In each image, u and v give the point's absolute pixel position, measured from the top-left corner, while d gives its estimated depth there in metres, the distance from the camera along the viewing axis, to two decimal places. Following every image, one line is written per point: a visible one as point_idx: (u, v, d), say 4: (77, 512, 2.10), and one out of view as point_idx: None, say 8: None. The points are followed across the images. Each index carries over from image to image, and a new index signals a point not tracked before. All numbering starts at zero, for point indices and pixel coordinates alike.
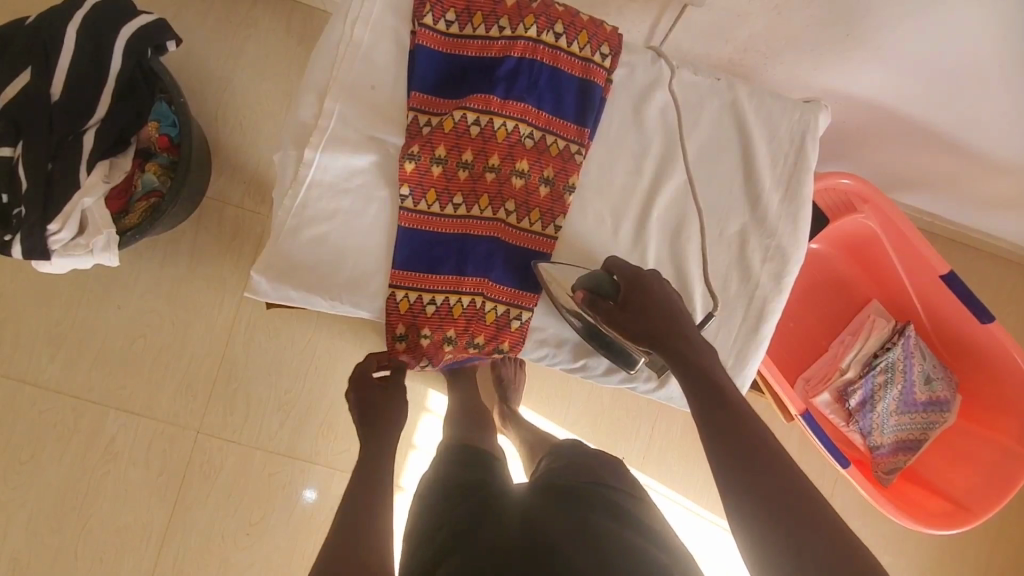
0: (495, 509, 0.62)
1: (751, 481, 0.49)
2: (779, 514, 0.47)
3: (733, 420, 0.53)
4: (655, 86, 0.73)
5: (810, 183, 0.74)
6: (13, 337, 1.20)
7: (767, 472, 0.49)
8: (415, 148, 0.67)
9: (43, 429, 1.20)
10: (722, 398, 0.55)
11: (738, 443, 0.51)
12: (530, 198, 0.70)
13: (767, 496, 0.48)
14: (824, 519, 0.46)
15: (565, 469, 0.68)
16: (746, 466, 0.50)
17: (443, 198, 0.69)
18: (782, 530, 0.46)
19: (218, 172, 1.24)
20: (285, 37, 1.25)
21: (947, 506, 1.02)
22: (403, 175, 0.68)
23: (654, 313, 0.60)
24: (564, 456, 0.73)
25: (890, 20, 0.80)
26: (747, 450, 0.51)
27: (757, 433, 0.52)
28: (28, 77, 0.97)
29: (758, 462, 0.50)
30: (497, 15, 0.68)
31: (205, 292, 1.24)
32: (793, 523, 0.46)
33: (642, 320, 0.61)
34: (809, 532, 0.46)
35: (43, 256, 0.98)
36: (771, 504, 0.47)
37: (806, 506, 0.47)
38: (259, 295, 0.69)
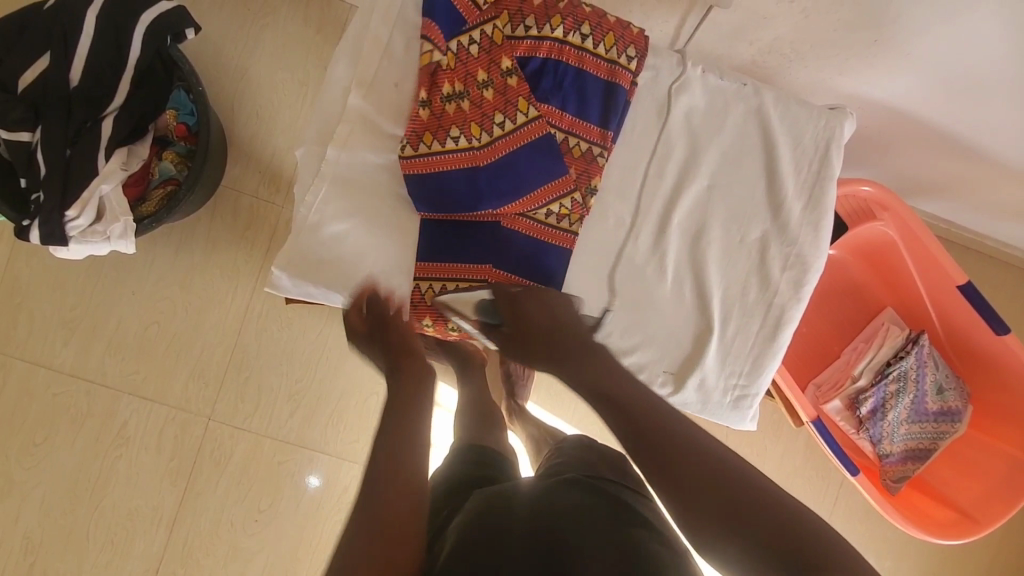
0: (498, 499, 0.62)
1: (691, 489, 0.55)
2: (724, 516, 0.53)
3: (670, 439, 0.58)
4: (680, 90, 0.71)
5: (833, 192, 0.73)
6: (29, 320, 1.21)
7: (706, 475, 0.55)
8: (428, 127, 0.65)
9: (57, 412, 1.21)
10: (643, 414, 0.61)
11: (667, 452, 0.57)
12: (531, 139, 0.66)
13: (707, 505, 0.54)
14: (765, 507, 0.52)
15: (565, 467, 0.68)
16: (682, 473, 0.56)
17: (439, 138, 0.65)
18: (734, 531, 0.52)
19: (234, 162, 1.24)
20: (303, 27, 1.24)
21: (953, 516, 1.02)
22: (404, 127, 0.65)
23: (538, 331, 0.67)
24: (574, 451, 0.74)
25: (919, 26, 0.79)
26: (679, 461, 0.56)
27: (686, 437, 0.58)
28: (46, 63, 0.98)
29: (693, 469, 0.56)
30: (523, 14, 0.65)
31: (218, 281, 1.24)
32: (743, 523, 0.52)
33: (532, 343, 0.68)
34: (755, 521, 0.52)
35: (61, 241, 0.99)
36: (727, 503, 0.53)
37: (745, 499, 0.53)
38: (279, 290, 0.69)
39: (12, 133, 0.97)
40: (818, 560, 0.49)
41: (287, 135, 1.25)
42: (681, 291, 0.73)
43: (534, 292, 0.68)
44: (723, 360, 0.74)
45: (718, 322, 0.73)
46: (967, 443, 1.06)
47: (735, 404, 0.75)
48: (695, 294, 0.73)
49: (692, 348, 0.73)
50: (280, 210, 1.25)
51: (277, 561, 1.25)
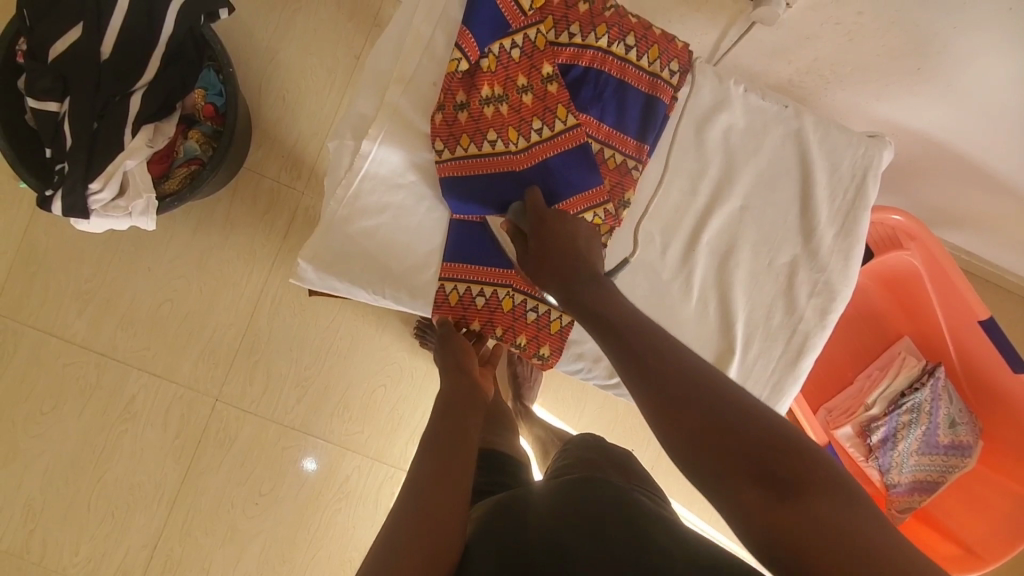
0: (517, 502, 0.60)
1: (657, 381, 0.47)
2: (693, 430, 0.45)
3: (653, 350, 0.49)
4: (721, 107, 0.70)
5: (866, 221, 0.72)
6: (44, 289, 1.21)
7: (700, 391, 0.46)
8: (460, 119, 0.65)
9: (66, 382, 1.22)
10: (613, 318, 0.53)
11: (640, 350, 0.49)
12: (568, 147, 0.65)
13: (678, 407, 0.46)
14: (748, 424, 0.44)
15: (575, 467, 0.68)
16: (648, 366, 0.49)
17: (476, 143, 0.65)
18: (700, 448, 0.44)
19: (257, 145, 1.23)
20: (336, 14, 1.23)
21: (957, 550, 1.02)
22: (435, 127, 0.65)
23: (547, 247, 0.60)
24: (581, 449, 0.74)
25: (967, 58, 0.77)
26: (650, 363, 0.48)
27: (667, 344, 0.50)
28: (78, 33, 0.96)
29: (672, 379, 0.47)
30: (569, 20, 0.64)
31: (234, 262, 1.24)
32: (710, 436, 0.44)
33: (541, 258, 0.60)
34: (721, 418, 0.44)
35: (82, 214, 0.98)
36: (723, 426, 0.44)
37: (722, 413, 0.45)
38: (303, 282, 0.69)
39: (40, 102, 0.97)
40: (791, 472, 0.42)
41: (313, 121, 1.25)
42: (705, 311, 0.72)
43: (564, 215, 0.62)
44: (743, 383, 0.73)
45: (740, 344, 0.73)
46: (978, 481, 1.04)
47: None
48: (720, 316, 0.72)
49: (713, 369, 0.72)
50: (301, 196, 1.25)
51: (275, 544, 1.25)
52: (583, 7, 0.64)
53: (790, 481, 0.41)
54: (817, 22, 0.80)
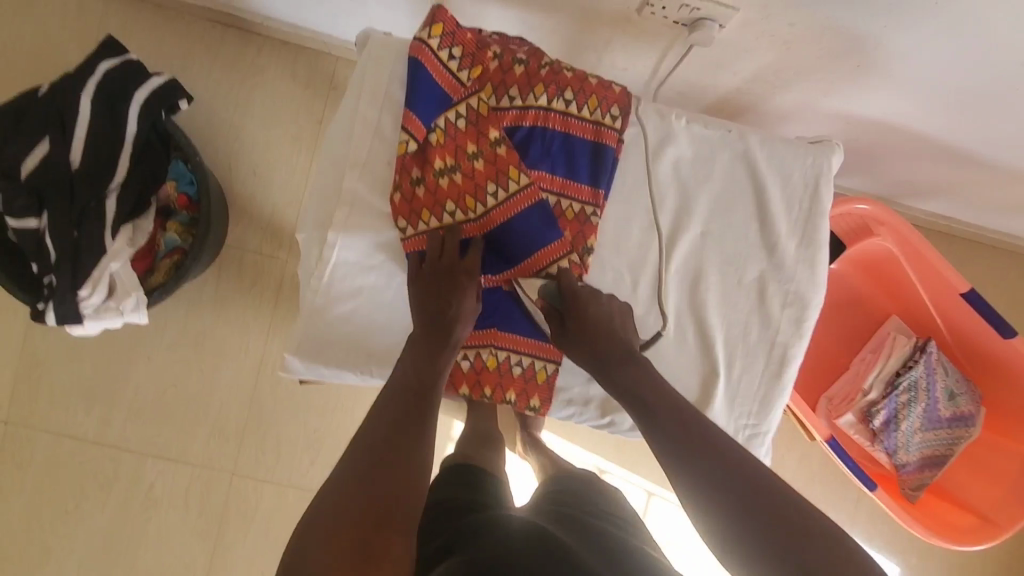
0: (492, 526, 0.63)
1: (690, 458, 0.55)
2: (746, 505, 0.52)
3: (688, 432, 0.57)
4: (666, 142, 0.72)
5: (826, 226, 0.73)
6: (50, 392, 1.24)
7: (732, 473, 0.53)
8: (420, 198, 0.67)
9: (85, 479, 1.24)
10: (672, 403, 0.60)
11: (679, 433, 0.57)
12: (526, 207, 0.67)
13: (714, 484, 0.53)
14: (797, 508, 0.51)
15: (566, 499, 0.72)
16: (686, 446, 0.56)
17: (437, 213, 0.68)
18: (737, 528, 0.51)
19: (236, 221, 1.26)
20: (292, 83, 1.26)
21: (975, 521, 1.02)
22: (395, 208, 0.67)
23: (594, 330, 0.65)
24: (564, 484, 0.76)
25: (902, 51, 0.79)
26: (693, 447, 0.56)
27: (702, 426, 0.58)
28: (47, 147, 1.00)
29: (732, 461, 0.54)
30: (507, 84, 0.67)
31: (230, 338, 1.27)
32: (761, 511, 0.51)
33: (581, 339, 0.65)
34: (746, 498, 0.52)
35: (76, 320, 1.01)
36: (748, 504, 0.52)
37: (775, 494, 0.52)
38: (293, 373, 0.72)
39: (20, 221, 0.99)
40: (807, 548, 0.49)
41: (286, 189, 1.27)
42: (684, 338, 0.74)
43: (598, 293, 0.68)
44: (732, 402, 0.74)
45: (723, 365, 0.74)
46: (988, 449, 1.06)
47: (747, 444, 0.75)
48: (699, 340, 0.74)
49: (701, 393, 0.73)
50: (285, 263, 1.27)
51: None
52: (519, 69, 0.67)
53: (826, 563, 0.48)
54: (752, 36, 0.82)
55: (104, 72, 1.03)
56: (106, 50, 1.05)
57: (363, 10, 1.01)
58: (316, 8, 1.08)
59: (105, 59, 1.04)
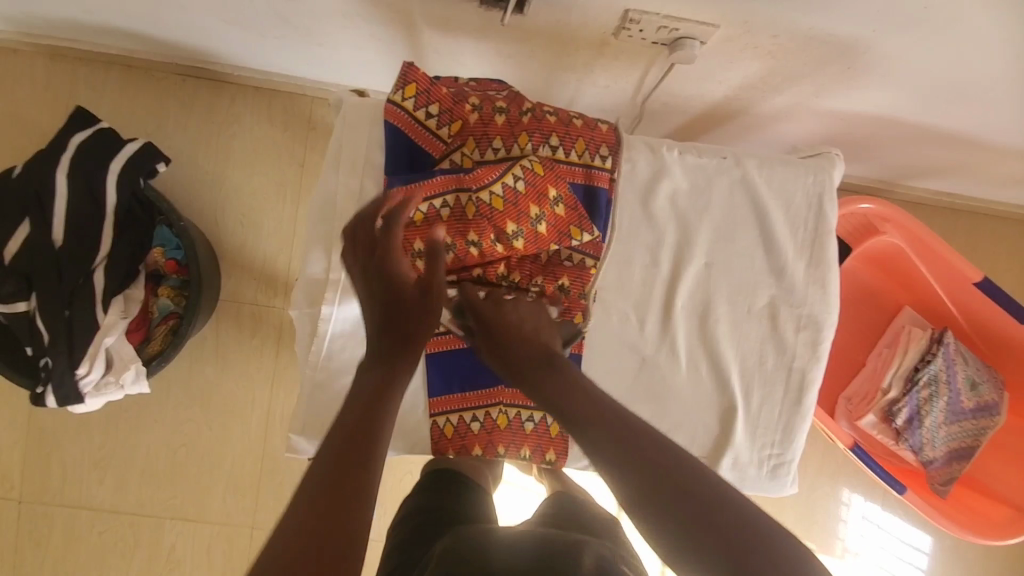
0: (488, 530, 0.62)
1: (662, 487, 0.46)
2: (682, 517, 0.45)
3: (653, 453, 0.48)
4: (660, 177, 0.70)
5: (833, 245, 0.72)
6: (61, 466, 1.23)
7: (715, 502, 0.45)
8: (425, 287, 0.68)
9: (107, 548, 1.24)
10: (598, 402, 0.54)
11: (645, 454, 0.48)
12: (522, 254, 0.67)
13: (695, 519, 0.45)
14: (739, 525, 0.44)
15: (566, 524, 0.70)
16: (655, 473, 0.47)
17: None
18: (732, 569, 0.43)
19: (228, 275, 1.24)
20: (269, 130, 1.23)
21: (1010, 513, 1.00)
22: None
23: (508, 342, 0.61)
24: (565, 508, 0.74)
25: (893, 52, 0.75)
26: (662, 473, 0.47)
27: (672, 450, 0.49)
28: (27, 229, 0.97)
29: (669, 469, 0.47)
30: (489, 136, 0.66)
31: (236, 393, 1.25)
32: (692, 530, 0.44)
33: (501, 352, 0.61)
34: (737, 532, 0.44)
35: (77, 400, 1.01)
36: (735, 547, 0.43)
37: (712, 506, 0.45)
38: (300, 452, 0.71)
39: (9, 305, 0.97)
40: None
41: (276, 237, 1.25)
42: (698, 373, 0.72)
43: (500, 302, 0.63)
44: (753, 432, 0.73)
45: (741, 398, 0.72)
46: (1016, 438, 1.03)
47: (773, 473, 0.74)
48: (713, 374, 0.72)
49: (721, 427, 0.72)
50: (282, 311, 1.25)
51: None
52: (500, 119, 0.66)
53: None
54: (734, 49, 0.80)
55: (78, 143, 1.01)
56: (79, 122, 1.04)
57: (335, 55, 0.99)
58: (287, 56, 1.05)
59: (78, 131, 1.03)
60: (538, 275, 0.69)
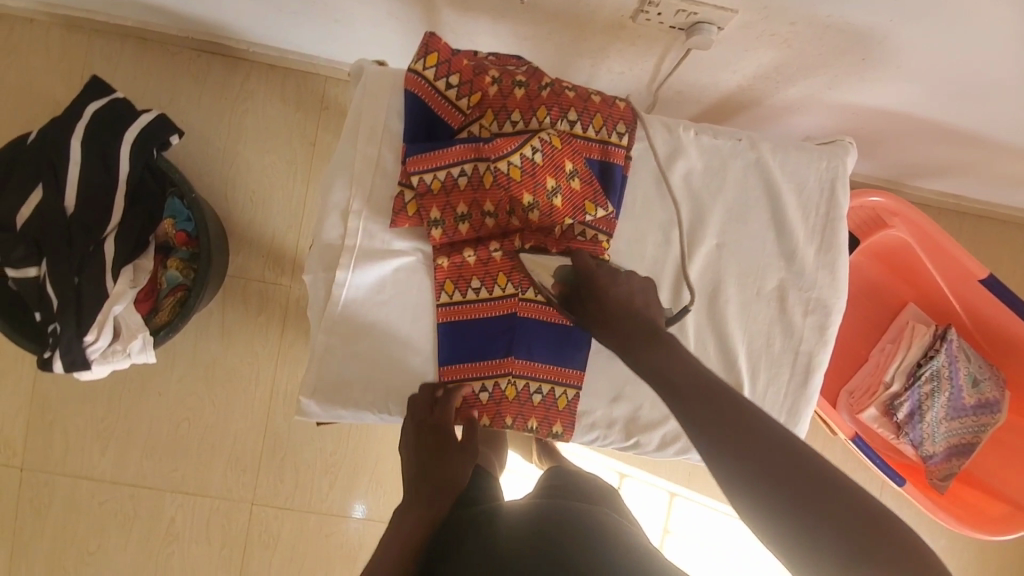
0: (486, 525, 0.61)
1: (728, 439, 0.49)
2: (749, 458, 0.48)
3: (719, 411, 0.51)
4: (676, 156, 0.72)
5: (844, 230, 0.74)
6: (64, 435, 1.24)
7: (776, 453, 0.47)
8: (443, 255, 0.71)
9: (107, 519, 1.24)
10: (709, 391, 0.53)
11: (715, 413, 0.51)
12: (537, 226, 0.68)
13: (758, 468, 0.47)
14: (866, 511, 0.44)
15: (566, 495, 0.68)
16: (719, 428, 0.50)
17: (460, 286, 0.71)
18: (793, 512, 0.45)
19: (237, 250, 1.25)
20: (282, 108, 1.24)
21: (1007, 509, 1.01)
22: (440, 273, 0.71)
23: (619, 309, 0.62)
24: (563, 479, 0.72)
25: (909, 44, 0.76)
26: (728, 426, 0.50)
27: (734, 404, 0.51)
28: (40, 195, 0.98)
29: (737, 422, 0.50)
30: (508, 109, 0.66)
31: (239, 369, 1.26)
32: (826, 517, 0.44)
33: (615, 315, 0.62)
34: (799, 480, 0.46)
35: (84, 365, 1.00)
36: (796, 493, 0.45)
37: (777, 455, 0.47)
38: (309, 415, 0.72)
39: (19, 270, 0.98)
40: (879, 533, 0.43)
41: (286, 215, 1.25)
42: (705, 352, 0.73)
43: (616, 271, 0.65)
44: None
45: (748, 378, 0.73)
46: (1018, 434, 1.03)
47: None
48: (721, 355, 0.73)
49: None
50: (289, 288, 1.26)
51: None
52: (519, 92, 0.66)
53: (837, 517, 0.44)
54: (751, 36, 0.80)
55: (93, 112, 1.01)
56: (94, 91, 1.04)
57: (352, 33, 0.99)
58: (304, 34, 1.06)
59: (93, 100, 1.03)
60: (553, 248, 0.69)
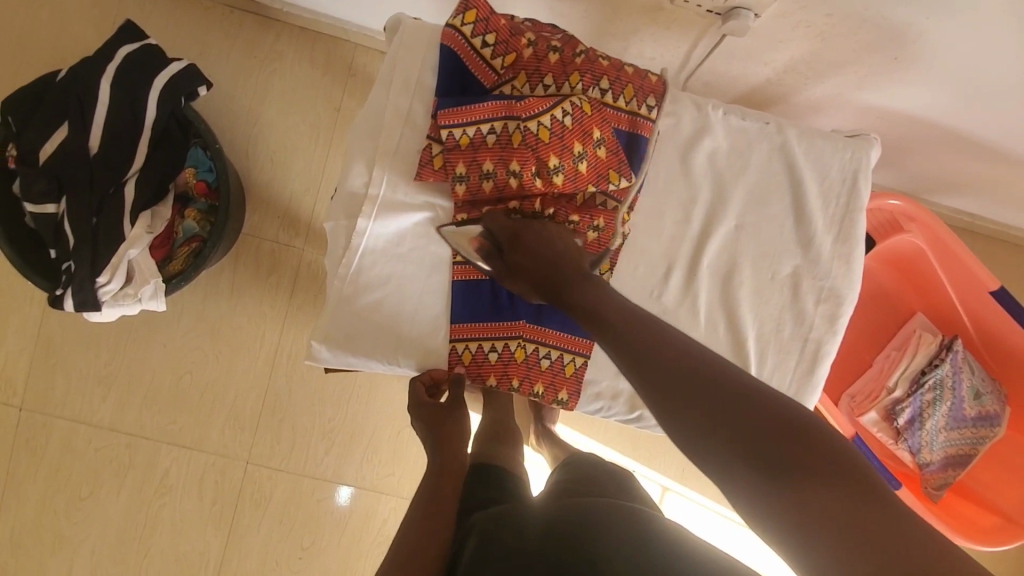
0: (509, 523, 0.62)
1: (682, 392, 0.48)
2: (703, 410, 0.46)
3: (671, 364, 0.50)
4: (703, 134, 0.76)
5: (861, 222, 0.78)
6: (66, 378, 1.24)
7: (734, 402, 0.46)
8: (464, 211, 0.71)
9: (101, 465, 1.25)
10: (657, 339, 0.52)
11: (668, 366, 0.49)
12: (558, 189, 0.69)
13: (711, 419, 0.45)
14: (840, 465, 0.42)
15: (584, 485, 0.71)
16: (672, 381, 0.49)
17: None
18: (756, 459, 0.43)
19: (253, 209, 1.25)
20: (310, 70, 1.25)
21: (999, 522, 1.02)
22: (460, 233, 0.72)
23: (536, 265, 0.64)
24: (581, 471, 0.74)
25: (942, 44, 0.77)
26: (681, 378, 0.48)
27: (685, 352, 0.50)
28: (66, 132, 0.98)
29: (690, 372, 0.48)
30: (541, 73, 0.70)
31: (245, 328, 1.26)
32: (796, 474, 0.42)
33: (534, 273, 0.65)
34: (758, 429, 0.44)
35: (94, 307, 1.00)
36: (756, 444, 0.44)
37: (735, 402, 0.46)
38: (319, 360, 0.74)
39: (37, 206, 0.98)
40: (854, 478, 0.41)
41: (304, 178, 1.26)
42: (716, 331, 0.78)
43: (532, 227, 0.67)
44: None
45: (756, 357, 0.78)
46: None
47: None
48: (729, 333, 0.78)
49: None
50: (301, 252, 1.26)
51: None
52: (554, 57, 0.70)
53: (801, 463, 0.42)
54: (786, 27, 0.81)
55: (125, 54, 1.02)
56: (127, 35, 1.05)
57: None
58: None
59: (126, 43, 1.04)
60: (574, 214, 0.72)
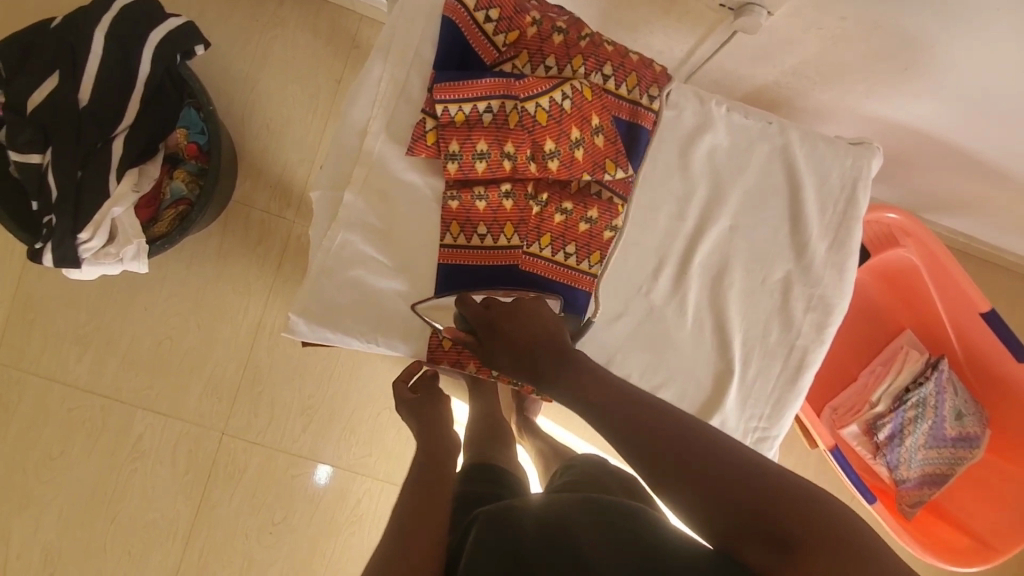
0: (508, 510, 0.61)
1: (661, 446, 0.52)
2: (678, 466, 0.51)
3: (652, 424, 0.54)
4: (703, 130, 0.75)
5: (858, 232, 0.77)
6: (43, 334, 1.22)
7: (710, 456, 0.51)
8: (455, 189, 0.69)
9: (72, 426, 1.22)
10: (631, 399, 0.56)
11: (647, 426, 0.53)
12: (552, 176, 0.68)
13: (683, 470, 0.51)
14: (807, 518, 0.47)
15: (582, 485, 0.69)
16: (654, 437, 0.53)
17: (466, 229, 0.70)
18: (733, 516, 0.49)
19: (245, 176, 1.23)
20: (312, 39, 1.22)
21: (970, 541, 1.01)
22: (448, 213, 0.70)
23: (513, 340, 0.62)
24: (575, 475, 0.73)
25: (952, 57, 0.75)
26: (656, 436, 0.53)
27: (662, 413, 0.55)
28: (55, 81, 0.95)
29: (662, 436, 0.52)
30: (544, 53, 0.68)
31: (229, 297, 1.24)
32: (767, 536, 0.47)
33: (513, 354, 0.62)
34: (732, 483, 0.49)
35: (74, 264, 0.97)
36: (732, 501, 0.49)
37: (705, 461, 0.50)
38: (296, 334, 0.71)
39: (22, 154, 0.96)
40: (817, 532, 0.46)
41: (298, 148, 1.23)
42: (702, 331, 0.77)
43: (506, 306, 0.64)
44: (744, 401, 0.78)
45: (740, 361, 0.77)
46: (1003, 478, 1.02)
47: (754, 446, 0.78)
48: (715, 334, 0.77)
49: (715, 386, 0.77)
50: (292, 223, 1.24)
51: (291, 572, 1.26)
52: (558, 38, 0.69)
53: (769, 522, 0.47)
54: (797, 27, 0.79)
55: (122, 6, 0.99)
56: None
57: None
58: None
59: None
60: (566, 200, 0.71)
